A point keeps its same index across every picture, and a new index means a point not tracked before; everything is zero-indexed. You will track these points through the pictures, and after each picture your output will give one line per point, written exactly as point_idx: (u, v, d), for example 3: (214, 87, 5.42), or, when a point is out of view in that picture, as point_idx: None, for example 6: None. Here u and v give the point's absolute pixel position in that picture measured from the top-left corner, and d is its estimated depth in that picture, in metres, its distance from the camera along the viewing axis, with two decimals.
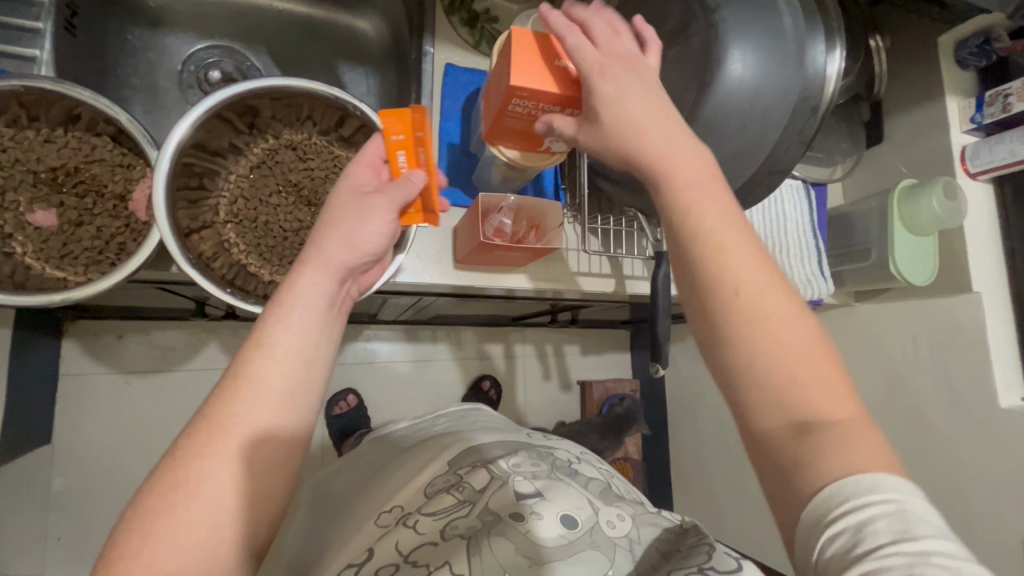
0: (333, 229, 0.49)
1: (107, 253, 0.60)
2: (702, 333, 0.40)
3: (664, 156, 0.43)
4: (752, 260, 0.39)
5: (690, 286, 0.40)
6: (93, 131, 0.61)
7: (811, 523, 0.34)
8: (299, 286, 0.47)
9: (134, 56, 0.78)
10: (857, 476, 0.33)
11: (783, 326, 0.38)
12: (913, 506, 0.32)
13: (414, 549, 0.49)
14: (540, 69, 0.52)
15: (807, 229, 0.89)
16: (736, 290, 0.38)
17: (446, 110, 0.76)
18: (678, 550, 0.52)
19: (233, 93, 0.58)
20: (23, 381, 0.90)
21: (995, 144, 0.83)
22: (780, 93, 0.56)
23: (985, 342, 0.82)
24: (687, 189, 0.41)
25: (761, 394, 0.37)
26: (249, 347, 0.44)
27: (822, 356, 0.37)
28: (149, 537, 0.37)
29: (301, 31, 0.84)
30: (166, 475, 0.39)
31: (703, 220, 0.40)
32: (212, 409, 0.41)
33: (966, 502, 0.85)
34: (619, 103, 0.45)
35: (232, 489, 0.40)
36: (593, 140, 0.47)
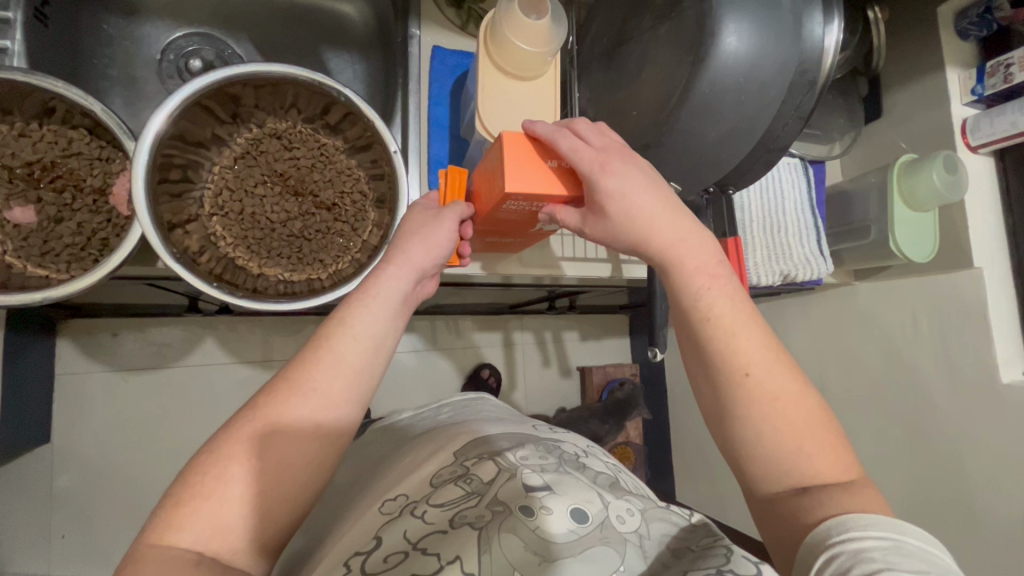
0: (418, 229, 0.52)
1: (89, 249, 0.59)
2: (716, 405, 0.49)
3: (671, 252, 0.49)
4: (761, 341, 0.48)
5: (706, 371, 0.49)
6: (68, 123, 0.58)
7: (812, 546, 0.40)
8: (385, 276, 0.49)
9: (111, 46, 0.75)
10: (857, 515, 0.40)
11: (787, 412, 0.46)
12: (911, 544, 0.37)
13: (422, 537, 0.47)
14: (532, 170, 0.49)
15: (805, 208, 0.88)
16: (745, 372, 0.47)
17: (434, 94, 0.74)
18: (691, 549, 0.48)
19: (213, 79, 0.56)
20: (17, 382, 0.89)
21: (996, 116, 0.81)
22: (778, 66, 0.55)
23: (987, 317, 0.81)
24: (702, 279, 0.49)
25: (766, 468, 0.46)
26: (331, 320, 0.47)
27: (824, 436, 0.46)
28: (221, 478, 0.40)
29: (283, 16, 0.82)
30: (240, 426, 0.42)
31: (724, 320, 0.48)
32: (293, 372, 0.44)
33: (967, 478, 0.84)
34: (622, 214, 0.48)
35: (299, 445, 0.42)
36: (604, 231, 0.50)
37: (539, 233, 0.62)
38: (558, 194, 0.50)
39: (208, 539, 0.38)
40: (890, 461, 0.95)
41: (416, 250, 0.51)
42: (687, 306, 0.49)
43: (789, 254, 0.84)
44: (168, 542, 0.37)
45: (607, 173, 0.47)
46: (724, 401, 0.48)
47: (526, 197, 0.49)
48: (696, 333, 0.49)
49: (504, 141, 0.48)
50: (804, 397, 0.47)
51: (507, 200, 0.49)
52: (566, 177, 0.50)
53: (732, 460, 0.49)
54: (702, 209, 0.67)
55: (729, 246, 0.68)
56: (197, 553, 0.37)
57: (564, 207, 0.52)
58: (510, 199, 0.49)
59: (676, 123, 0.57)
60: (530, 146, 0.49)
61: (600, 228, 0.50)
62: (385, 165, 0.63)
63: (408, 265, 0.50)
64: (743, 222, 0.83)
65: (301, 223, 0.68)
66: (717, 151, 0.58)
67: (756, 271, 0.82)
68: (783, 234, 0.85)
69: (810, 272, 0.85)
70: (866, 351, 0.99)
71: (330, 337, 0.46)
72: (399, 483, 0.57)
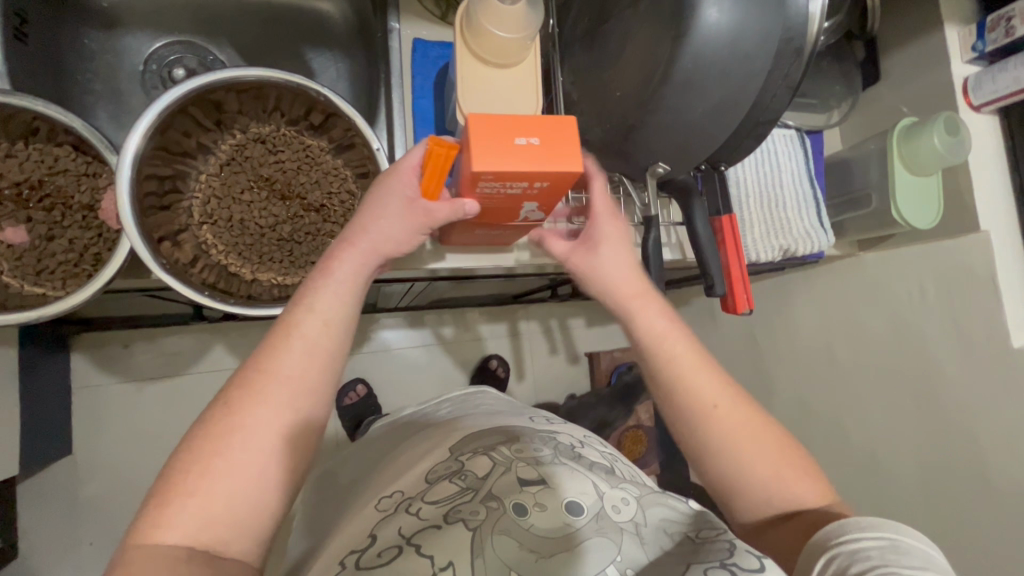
0: (372, 206, 0.51)
1: (82, 265, 0.60)
2: (690, 438, 0.55)
3: (637, 299, 0.58)
4: (718, 383, 0.55)
5: (679, 412, 0.55)
6: (53, 142, 0.59)
7: (813, 548, 0.42)
8: (345, 261, 0.50)
9: (93, 60, 0.75)
10: (856, 518, 0.42)
11: (758, 442, 0.53)
12: (907, 543, 0.39)
13: (416, 532, 0.47)
14: (503, 147, 0.47)
15: (804, 180, 0.86)
16: (713, 404, 0.54)
17: (417, 88, 0.73)
18: (692, 539, 0.48)
19: (189, 88, 0.55)
20: (34, 398, 0.92)
21: (999, 74, 0.78)
22: (761, 35, 0.53)
23: (996, 281, 0.79)
24: (663, 322, 0.57)
25: (752, 498, 0.52)
26: (296, 308, 0.47)
27: (795, 462, 0.53)
28: (208, 471, 0.40)
29: (262, 18, 0.81)
30: (220, 420, 0.42)
31: (687, 364, 0.56)
32: (261, 361, 0.45)
33: (982, 448, 0.83)
34: (608, 263, 0.59)
35: (280, 434, 0.43)
36: (590, 263, 0.60)
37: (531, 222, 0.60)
38: (536, 174, 0.47)
39: (199, 531, 0.38)
40: (901, 432, 0.94)
41: (375, 233, 0.51)
42: (651, 347, 0.57)
43: (788, 228, 0.83)
44: (156, 539, 0.37)
45: (615, 222, 0.59)
46: (699, 435, 0.54)
47: (494, 175, 0.47)
48: (665, 375, 0.56)
49: (470, 120, 0.47)
50: (766, 427, 0.54)
51: (478, 179, 0.48)
52: (539, 153, 0.47)
53: (720, 495, 0.54)
54: (693, 188, 0.67)
55: (724, 225, 0.68)
56: (188, 548, 0.37)
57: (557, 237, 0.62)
58: (480, 177, 0.48)
59: (661, 101, 0.56)
60: (504, 123, 0.48)
61: (586, 260, 0.60)
62: (370, 163, 0.63)
63: (370, 252, 0.51)
64: (738, 198, 0.82)
65: (290, 226, 0.68)
66: (707, 128, 0.57)
67: (754, 248, 0.81)
68: (781, 207, 0.84)
69: (811, 245, 0.83)
70: (874, 322, 0.97)
71: (296, 323, 0.46)
72: (396, 481, 0.57)
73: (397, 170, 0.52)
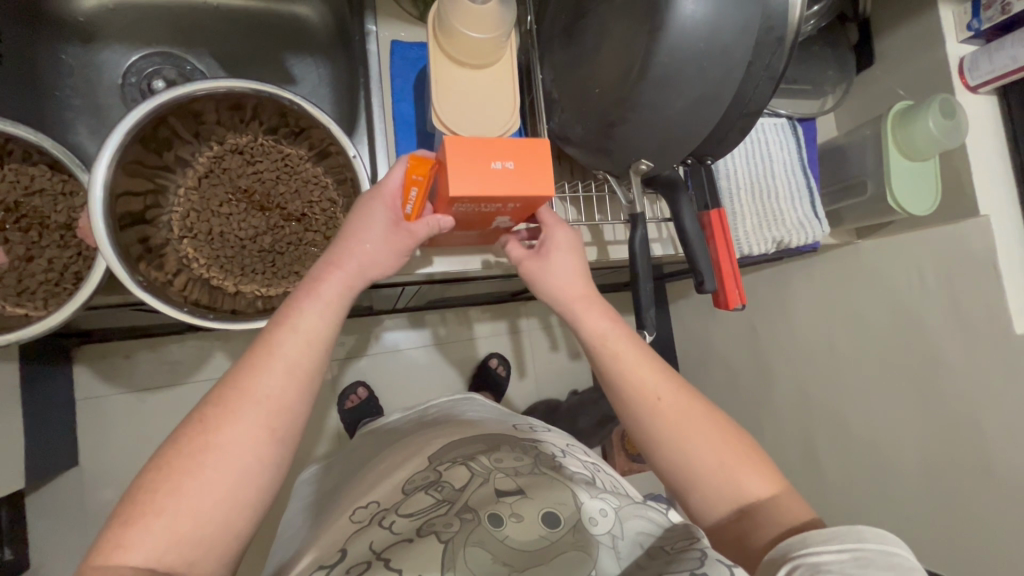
0: (360, 222, 0.51)
1: (63, 284, 0.60)
2: (638, 433, 0.54)
3: (579, 303, 0.58)
4: (657, 377, 0.54)
5: (623, 407, 0.54)
6: (28, 161, 0.59)
7: (775, 559, 0.44)
8: (331, 281, 0.49)
9: (71, 76, 0.75)
10: (817, 530, 0.43)
11: (702, 432, 0.52)
12: (869, 551, 0.40)
13: (387, 546, 0.49)
14: (480, 174, 0.49)
15: (797, 170, 0.84)
16: (656, 397, 0.53)
17: (397, 90, 0.71)
18: (666, 551, 0.49)
19: (160, 102, 0.54)
20: (38, 412, 0.92)
21: (995, 52, 0.76)
22: (739, 27, 0.52)
23: (996, 266, 0.77)
24: (606, 323, 0.56)
25: (704, 494, 0.51)
26: (279, 325, 0.47)
27: (743, 450, 0.51)
28: (175, 492, 0.39)
29: (240, 26, 0.81)
30: (194, 440, 0.41)
31: (625, 359, 0.54)
32: (239, 380, 0.44)
33: (987, 437, 0.81)
34: (552, 269, 0.58)
35: (253, 453, 0.42)
36: (536, 268, 0.59)
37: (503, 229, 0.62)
38: (509, 196, 0.50)
39: (165, 551, 0.38)
40: (903, 424, 0.92)
41: (362, 254, 0.50)
42: (595, 347, 0.56)
43: (780, 219, 0.81)
44: (119, 561, 0.37)
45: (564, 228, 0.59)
46: (645, 428, 0.53)
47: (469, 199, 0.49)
48: (605, 369, 0.55)
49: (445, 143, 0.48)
50: (710, 416, 0.53)
51: (454, 203, 0.50)
52: (513, 176, 0.50)
53: (677, 490, 0.53)
54: (681, 183, 0.65)
55: (713, 221, 0.66)
56: (150, 569, 0.37)
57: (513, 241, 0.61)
58: (456, 201, 0.50)
59: (638, 98, 0.55)
60: (478, 147, 0.49)
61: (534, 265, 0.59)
62: (347, 171, 0.62)
63: (357, 275, 0.50)
64: (729, 190, 0.80)
65: (271, 237, 0.68)
66: (687, 126, 0.56)
67: (746, 241, 0.80)
68: (773, 198, 0.82)
69: (805, 236, 0.81)
70: (873, 311, 0.95)
71: (278, 343, 0.46)
72: (372, 490, 0.58)
73: (379, 192, 0.51)
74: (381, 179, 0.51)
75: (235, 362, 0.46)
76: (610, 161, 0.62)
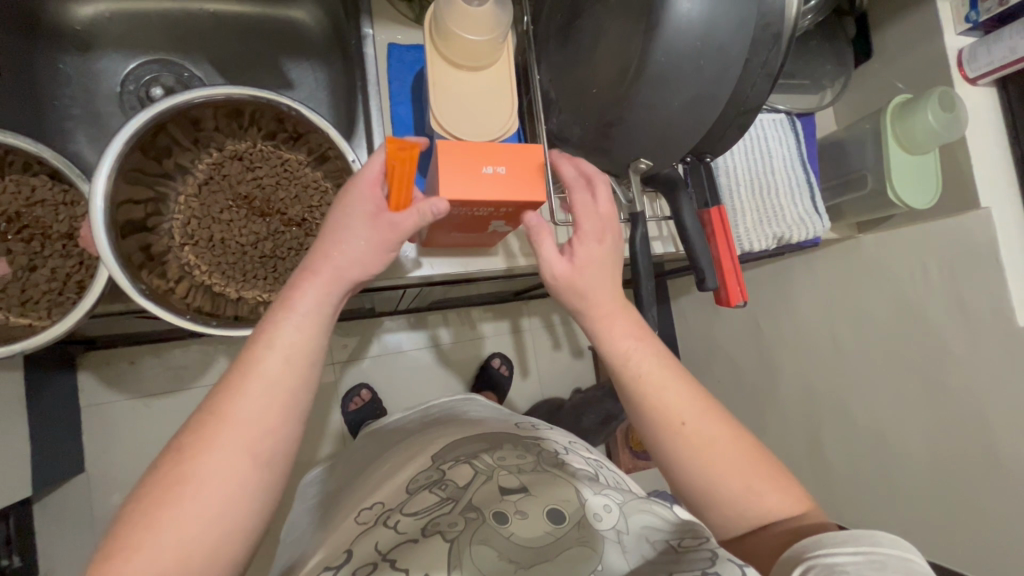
0: (336, 230, 0.50)
1: (66, 293, 0.61)
2: (660, 456, 0.53)
3: (605, 318, 0.55)
4: (685, 397, 0.53)
5: (644, 426, 0.54)
6: (28, 171, 0.59)
7: (789, 560, 0.44)
8: (307, 293, 0.48)
9: (70, 85, 0.76)
10: (832, 534, 0.43)
11: (726, 458, 0.51)
12: (883, 554, 0.40)
13: (392, 548, 0.49)
14: (469, 175, 0.52)
15: (796, 165, 0.84)
16: (683, 423, 0.52)
17: (395, 93, 0.71)
18: (674, 549, 0.48)
19: (159, 110, 0.55)
20: (44, 420, 0.93)
21: (993, 44, 0.76)
22: (736, 24, 0.52)
23: (998, 258, 0.77)
24: (629, 342, 0.55)
25: (725, 511, 0.52)
26: (256, 343, 0.46)
27: (764, 470, 0.52)
28: (152, 526, 0.39)
29: (237, 31, 0.81)
30: (171, 471, 0.41)
31: (651, 382, 0.53)
32: (215, 406, 0.43)
33: (992, 429, 0.81)
34: (587, 279, 0.56)
35: (234, 478, 0.42)
36: (573, 274, 0.55)
37: (500, 230, 0.64)
38: (497, 201, 0.53)
39: None
40: (907, 418, 0.92)
41: (338, 259, 0.49)
42: (617, 367, 0.54)
43: (781, 215, 0.81)
44: None
45: (607, 240, 0.57)
46: (668, 451, 0.52)
47: (459, 203, 0.52)
48: (628, 392, 0.54)
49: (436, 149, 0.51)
50: (734, 441, 0.52)
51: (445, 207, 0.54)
52: (500, 181, 0.53)
53: (694, 505, 0.54)
54: (680, 181, 0.65)
55: (713, 218, 0.66)
56: None
57: (548, 240, 0.56)
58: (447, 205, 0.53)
59: (635, 99, 0.55)
60: (468, 154, 0.52)
61: (571, 269, 0.56)
62: (347, 175, 0.62)
63: (335, 279, 0.49)
64: (729, 187, 0.80)
65: (272, 243, 0.68)
66: (687, 125, 0.56)
67: (747, 238, 0.80)
68: (773, 194, 0.82)
69: (806, 231, 0.81)
70: (875, 305, 0.95)
71: (255, 363, 0.45)
72: (376, 491, 0.59)
73: (360, 180, 0.50)
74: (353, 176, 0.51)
75: (212, 388, 0.45)
76: (610, 160, 0.62)
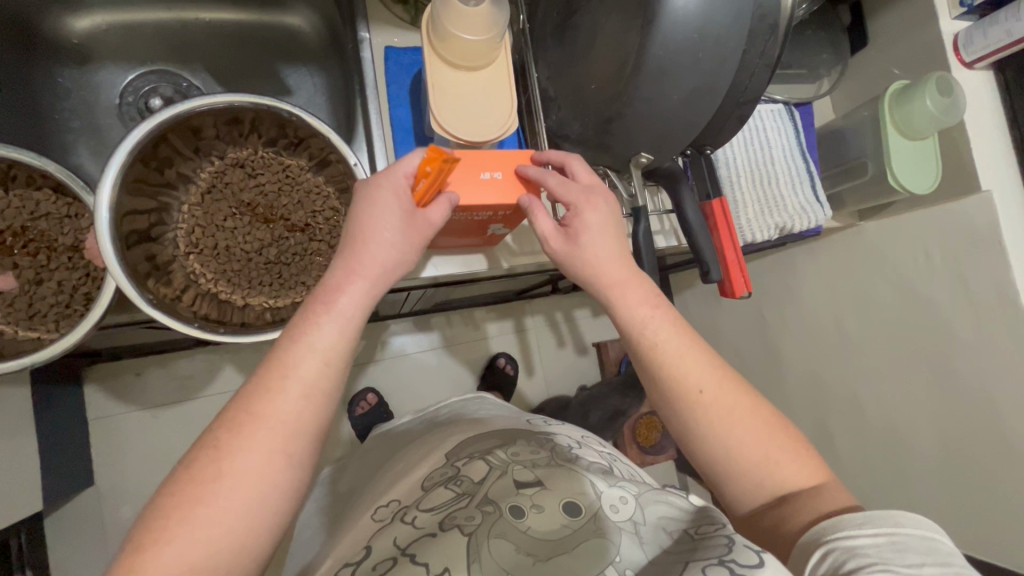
0: (372, 229, 0.50)
1: (74, 305, 0.61)
2: (679, 428, 0.54)
3: (616, 287, 0.55)
4: (707, 365, 0.53)
5: (661, 396, 0.54)
6: (33, 186, 0.60)
7: (808, 542, 0.44)
8: (350, 292, 0.49)
9: (69, 98, 0.76)
10: (850, 515, 0.44)
11: (745, 425, 0.52)
12: (903, 535, 0.41)
13: (410, 542, 0.49)
14: (469, 180, 0.55)
15: (796, 155, 0.84)
16: (700, 391, 0.52)
17: (393, 96, 0.71)
18: (691, 536, 0.48)
19: (161, 119, 0.55)
20: (52, 433, 0.93)
21: (989, 27, 0.76)
22: (734, 14, 0.52)
23: (1001, 240, 0.77)
24: (646, 309, 0.55)
25: (741, 485, 0.52)
26: (295, 342, 0.46)
27: (781, 442, 0.51)
28: (187, 519, 0.39)
29: (234, 40, 0.81)
30: (206, 467, 0.41)
31: (670, 351, 0.53)
32: (252, 403, 0.44)
33: (1000, 410, 0.81)
34: (587, 252, 0.56)
35: (268, 479, 0.42)
36: (570, 252, 0.56)
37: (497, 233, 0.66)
38: (496, 205, 0.56)
39: None
40: (915, 403, 0.92)
41: (378, 258, 0.50)
42: (633, 335, 0.55)
43: (782, 205, 0.81)
44: None
45: (593, 206, 0.56)
46: (686, 422, 0.53)
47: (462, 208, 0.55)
48: (645, 362, 0.54)
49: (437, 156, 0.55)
50: (751, 409, 0.52)
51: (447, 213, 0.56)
52: (500, 185, 0.56)
53: (710, 479, 0.54)
54: (681, 172, 0.65)
55: (714, 209, 0.66)
56: None
57: (542, 214, 0.57)
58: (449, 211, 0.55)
59: (634, 94, 0.55)
60: (467, 164, 0.56)
61: (567, 247, 0.57)
62: (348, 179, 0.62)
63: (375, 281, 0.50)
64: (729, 178, 0.80)
65: (277, 248, 0.68)
66: (687, 117, 0.56)
67: (749, 228, 0.80)
68: (774, 184, 0.82)
69: (807, 221, 0.82)
70: (879, 292, 0.94)
71: (294, 364, 0.45)
72: (392, 489, 0.60)
73: (395, 172, 0.52)
74: (388, 166, 0.52)
75: (246, 383, 0.45)
76: (610, 155, 0.62)
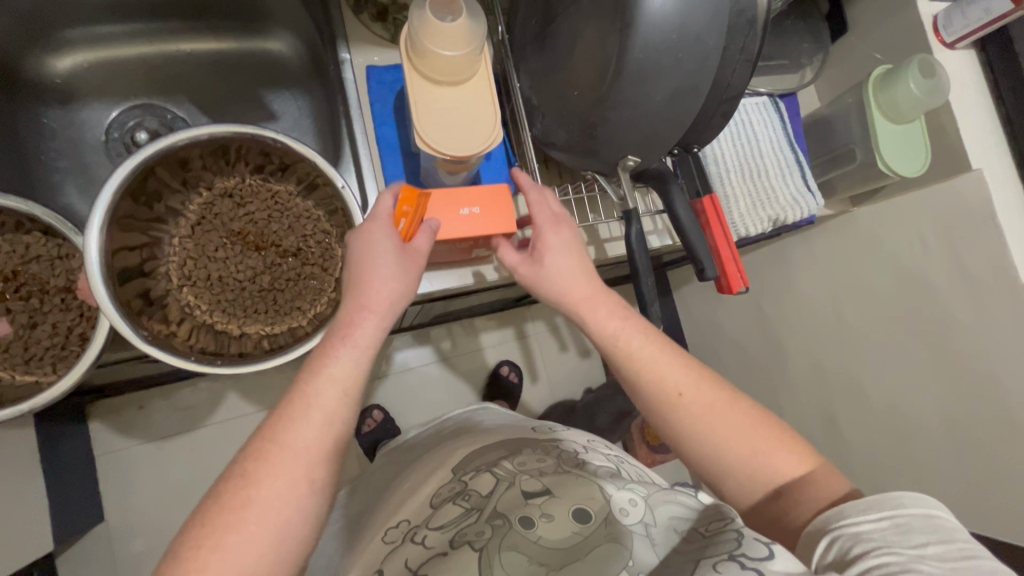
0: (375, 262, 0.51)
1: (70, 346, 0.61)
2: (665, 429, 0.53)
3: (584, 303, 0.55)
4: (676, 369, 0.53)
5: (640, 400, 0.53)
6: (21, 230, 0.60)
7: (813, 532, 0.44)
8: (366, 326, 0.49)
9: (56, 138, 0.76)
10: (852, 501, 0.43)
11: (725, 423, 0.50)
12: (907, 516, 0.40)
13: (422, 563, 0.49)
14: (447, 215, 0.58)
15: (784, 145, 0.84)
16: (679, 393, 0.52)
17: (377, 114, 0.71)
18: (702, 534, 0.48)
19: (145, 155, 0.55)
20: (57, 474, 0.92)
21: (968, 7, 0.76)
22: (712, 12, 0.51)
23: (994, 217, 0.77)
24: (615, 321, 0.55)
25: (741, 487, 0.50)
26: (314, 374, 0.46)
27: (787, 437, 0.51)
28: (219, 548, 0.39)
29: (216, 68, 0.81)
30: (233, 495, 0.41)
31: (642, 355, 0.53)
32: (275, 432, 0.44)
33: (1005, 387, 0.80)
34: (550, 274, 0.56)
35: (292, 505, 0.42)
36: (535, 275, 0.57)
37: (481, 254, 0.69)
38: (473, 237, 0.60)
39: None
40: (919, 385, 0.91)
41: (385, 288, 0.51)
42: (602, 343, 0.54)
43: (772, 197, 0.81)
44: None
45: (558, 230, 0.57)
46: (674, 427, 0.52)
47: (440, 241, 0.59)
48: (619, 367, 0.54)
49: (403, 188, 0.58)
50: (737, 401, 0.52)
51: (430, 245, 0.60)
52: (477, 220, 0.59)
53: (706, 480, 0.53)
54: (670, 173, 0.64)
55: (706, 207, 0.65)
56: None
57: (509, 249, 0.59)
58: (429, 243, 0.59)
59: (617, 97, 0.55)
60: (447, 199, 0.59)
61: (532, 271, 0.57)
62: (337, 201, 0.62)
63: (385, 310, 0.51)
64: (719, 174, 0.80)
65: (270, 275, 0.68)
66: (669, 119, 0.56)
67: (742, 223, 0.80)
68: (763, 177, 0.82)
69: (800, 211, 0.81)
70: (877, 276, 0.94)
71: (314, 392, 0.45)
72: (401, 510, 0.59)
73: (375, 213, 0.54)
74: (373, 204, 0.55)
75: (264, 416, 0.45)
76: (597, 159, 0.62)
